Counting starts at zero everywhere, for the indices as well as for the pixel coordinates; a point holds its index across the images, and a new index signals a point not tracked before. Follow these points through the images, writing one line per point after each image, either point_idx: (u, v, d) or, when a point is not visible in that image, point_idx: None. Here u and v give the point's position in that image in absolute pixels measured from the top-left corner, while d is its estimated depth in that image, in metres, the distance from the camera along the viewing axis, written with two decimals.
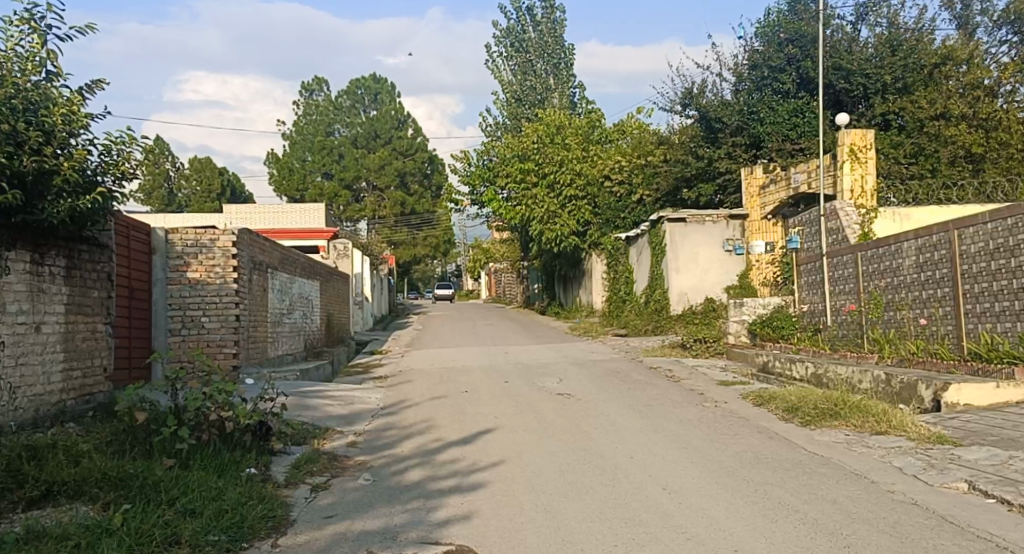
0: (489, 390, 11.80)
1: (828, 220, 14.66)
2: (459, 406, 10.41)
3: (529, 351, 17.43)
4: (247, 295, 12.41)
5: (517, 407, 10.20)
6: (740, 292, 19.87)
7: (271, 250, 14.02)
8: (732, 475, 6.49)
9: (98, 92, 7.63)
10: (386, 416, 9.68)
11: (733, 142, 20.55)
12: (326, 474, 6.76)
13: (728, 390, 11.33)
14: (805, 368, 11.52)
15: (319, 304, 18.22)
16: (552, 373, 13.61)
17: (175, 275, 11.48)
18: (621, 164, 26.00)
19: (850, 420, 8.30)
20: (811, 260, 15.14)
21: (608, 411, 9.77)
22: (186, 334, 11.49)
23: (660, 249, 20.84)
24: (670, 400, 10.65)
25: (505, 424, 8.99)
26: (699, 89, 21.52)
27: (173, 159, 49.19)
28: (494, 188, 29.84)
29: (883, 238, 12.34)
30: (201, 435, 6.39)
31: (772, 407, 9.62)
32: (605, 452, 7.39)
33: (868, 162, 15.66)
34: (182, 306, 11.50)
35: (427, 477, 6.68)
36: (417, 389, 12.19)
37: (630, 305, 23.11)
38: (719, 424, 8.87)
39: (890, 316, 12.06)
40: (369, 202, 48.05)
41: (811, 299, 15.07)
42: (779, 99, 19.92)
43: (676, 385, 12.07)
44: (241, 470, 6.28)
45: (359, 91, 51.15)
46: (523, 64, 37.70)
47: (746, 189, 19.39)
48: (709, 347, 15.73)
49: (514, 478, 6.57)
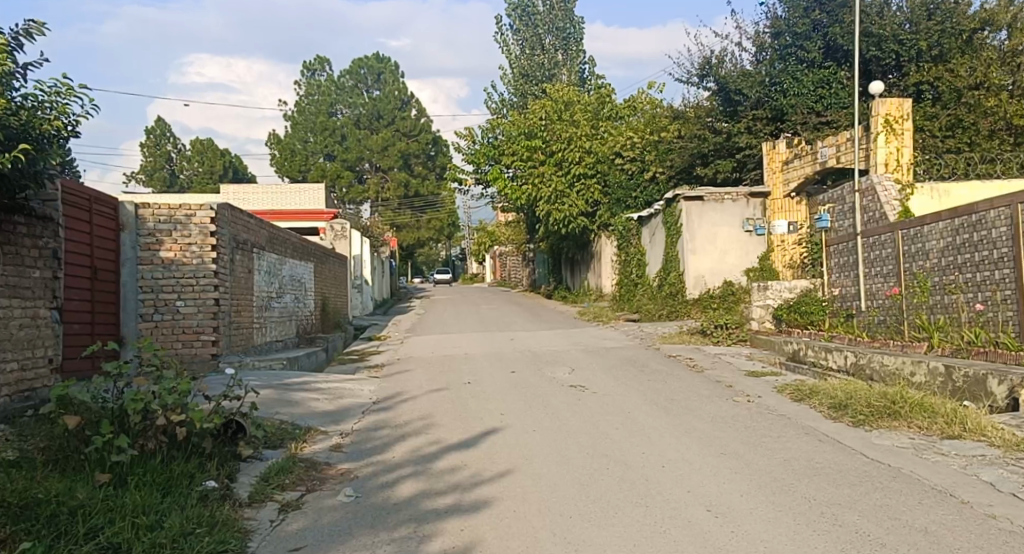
0: (494, 381, 10.71)
1: (862, 195, 13.42)
2: (459, 401, 9.30)
3: (536, 337, 16.37)
4: (229, 277, 11.31)
5: (525, 402, 9.10)
6: (759, 275, 18.51)
7: (256, 227, 12.87)
8: (788, 493, 5.39)
9: (36, 36, 6.43)
10: (379, 413, 8.59)
11: (754, 115, 19.43)
12: (301, 488, 5.68)
13: (759, 383, 10.22)
14: (844, 358, 10.37)
15: (313, 287, 17.13)
16: (562, 362, 12.52)
17: (147, 255, 10.40)
18: (632, 140, 24.43)
19: (913, 420, 7.16)
20: (844, 240, 13.89)
21: (629, 407, 8.67)
22: (159, 318, 10.45)
23: (675, 230, 19.59)
24: (697, 393, 9.55)
25: (513, 423, 7.92)
26: (717, 59, 20.30)
27: (174, 140, 48.12)
28: (499, 166, 28.66)
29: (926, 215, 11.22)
30: (146, 444, 5.32)
31: (815, 404, 8.49)
32: (631, 462, 6.30)
33: (904, 134, 14.46)
34: (155, 289, 10.43)
35: (421, 493, 5.57)
36: (415, 380, 11.10)
37: (643, 289, 21.98)
38: (757, 423, 7.75)
39: (937, 300, 10.87)
40: (372, 184, 46.98)
41: (842, 282, 13.89)
42: (805, 69, 18.64)
43: (699, 376, 10.95)
44: (196, 486, 5.21)
45: (361, 70, 49.94)
46: (532, 39, 36.30)
47: (767, 164, 18.24)
48: (731, 333, 14.65)
49: (525, 496, 5.45)
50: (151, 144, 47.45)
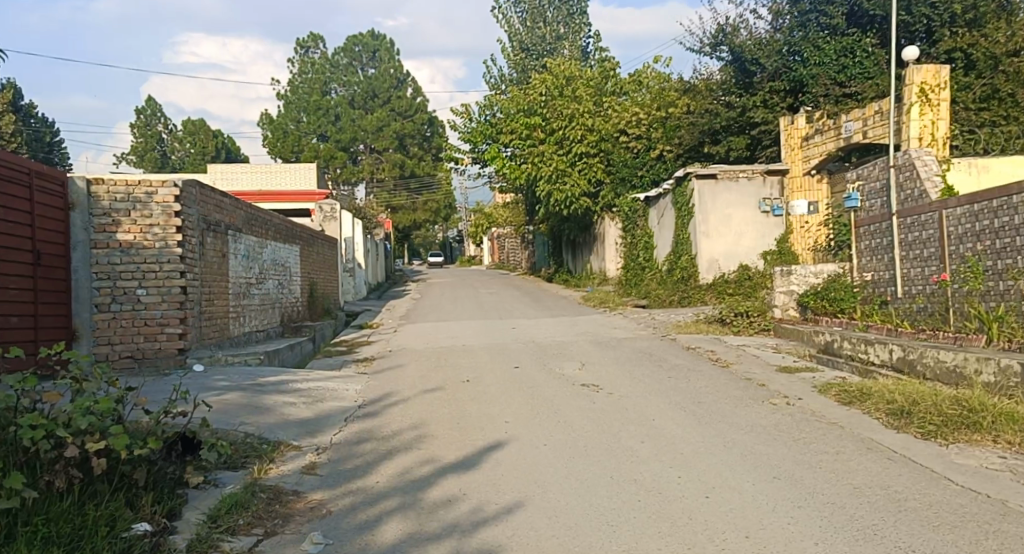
0: (495, 379, 9.55)
1: (898, 171, 12.00)
2: (455, 406, 8.13)
3: (539, 326, 15.22)
4: (198, 262, 10.10)
5: (532, 406, 7.95)
6: (778, 259, 17.60)
7: (231, 207, 11.62)
8: (877, 539, 4.23)
9: None
10: (364, 421, 7.43)
11: (771, 87, 18.16)
12: (258, 532, 4.51)
13: (795, 381, 9.06)
14: (889, 352, 9.19)
15: (299, 272, 15.93)
16: (570, 356, 11.34)
17: (101, 237, 9.18)
18: (638, 116, 23.11)
19: (1001, 435, 5.99)
20: (877, 220, 12.61)
21: (653, 414, 7.49)
22: (118, 309, 9.21)
23: (686, 210, 18.28)
24: (728, 395, 8.40)
25: (520, 436, 6.76)
26: (731, 27, 19.13)
27: (165, 120, 46.82)
28: (497, 144, 27.40)
29: (949, 200, 10.62)
30: (52, 481, 4.09)
31: (868, 409, 7.30)
32: (668, 493, 5.15)
33: (941, 104, 13.21)
34: (112, 276, 9.20)
35: (409, 537, 4.42)
36: (407, 377, 9.93)
37: (651, 273, 20.78)
38: (807, 435, 6.59)
39: (993, 287, 9.63)
40: (367, 164, 45.45)
41: (875, 265, 12.70)
42: (827, 36, 17.36)
43: (725, 373, 9.80)
44: (120, 535, 4.05)
45: (356, 48, 48.45)
46: (533, 12, 34.92)
47: (786, 140, 17.04)
48: (752, 323, 13.52)
49: (540, 544, 4.29)
50: (142, 124, 46.18)
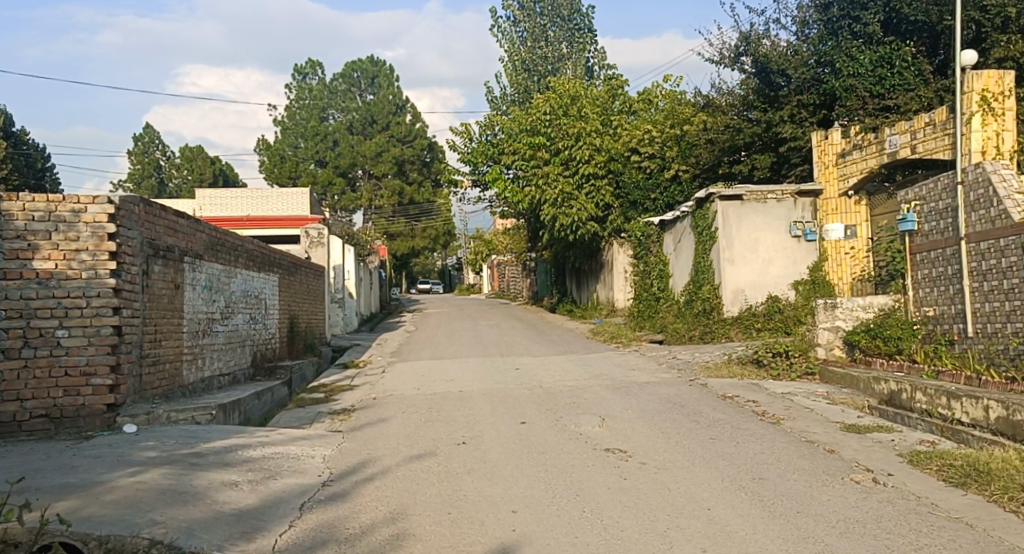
0: (499, 441, 7.74)
1: (968, 190, 10.23)
2: (447, 483, 6.31)
3: (547, 366, 13.42)
4: (140, 296, 8.34)
5: (547, 485, 6.13)
6: (812, 289, 15.78)
7: (188, 229, 9.86)
8: None
9: None
10: (326, 509, 5.63)
11: (799, 100, 16.68)
12: None
13: (872, 446, 7.25)
14: (985, 410, 7.36)
15: (276, 304, 14.14)
16: (585, 406, 9.53)
17: (14, 265, 7.42)
18: (651, 134, 21.73)
19: None
20: (939, 245, 10.88)
21: (707, 500, 5.68)
22: (31, 356, 7.41)
23: (708, 235, 16.66)
24: (794, 467, 6.58)
25: (532, 541, 4.91)
26: (754, 35, 17.53)
27: (163, 147, 45.66)
28: (499, 165, 25.83)
29: None
30: None
31: (994, 496, 5.48)
32: None
33: (1006, 114, 11.53)
34: (25, 314, 7.43)
35: None
36: (391, 437, 8.13)
37: (666, 305, 19.08)
38: (933, 541, 4.74)
39: None
40: (365, 191, 44.19)
41: (936, 298, 11.01)
42: (862, 46, 15.60)
43: (779, 432, 7.99)
44: None
45: (355, 73, 46.98)
46: (534, 30, 33.56)
47: (819, 156, 15.40)
48: (795, 365, 11.77)
49: None
50: (139, 152, 45.11)
